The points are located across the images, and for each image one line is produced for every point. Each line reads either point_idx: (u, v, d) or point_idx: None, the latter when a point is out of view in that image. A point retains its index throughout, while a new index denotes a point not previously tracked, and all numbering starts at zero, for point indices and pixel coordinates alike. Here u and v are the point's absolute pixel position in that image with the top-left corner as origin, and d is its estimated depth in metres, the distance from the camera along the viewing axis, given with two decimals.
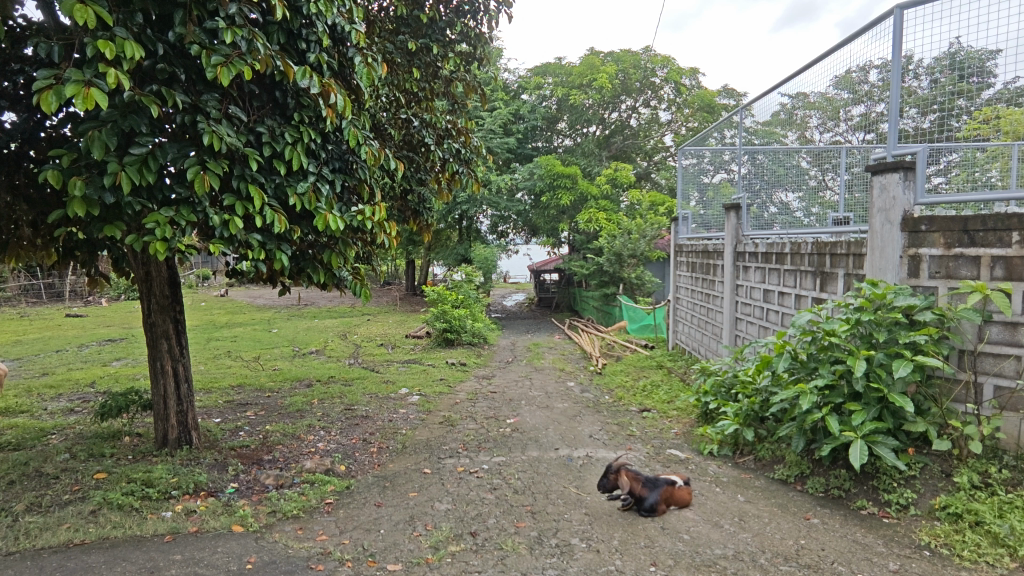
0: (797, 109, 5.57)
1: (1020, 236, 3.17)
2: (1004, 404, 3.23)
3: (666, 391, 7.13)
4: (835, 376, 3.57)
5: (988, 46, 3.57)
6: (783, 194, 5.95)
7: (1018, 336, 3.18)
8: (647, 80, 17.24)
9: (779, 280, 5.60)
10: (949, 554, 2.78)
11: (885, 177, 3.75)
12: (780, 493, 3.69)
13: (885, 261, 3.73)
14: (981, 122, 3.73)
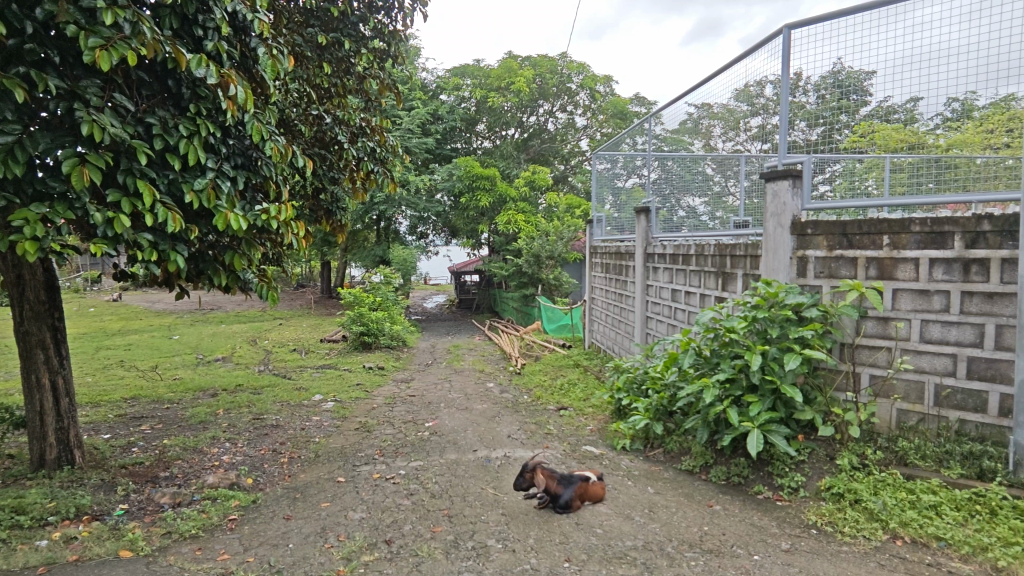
0: (702, 118, 5.86)
1: (889, 240, 3.52)
2: (878, 392, 3.56)
3: (582, 389, 7.31)
4: (735, 370, 3.79)
5: (866, 68, 3.95)
6: (691, 199, 6.26)
7: (889, 329, 3.53)
8: (563, 85, 17.62)
9: (686, 280, 5.88)
10: (833, 531, 3.02)
11: (776, 184, 4.03)
12: (687, 483, 3.87)
13: (778, 262, 4.01)
14: (858, 136, 4.06)
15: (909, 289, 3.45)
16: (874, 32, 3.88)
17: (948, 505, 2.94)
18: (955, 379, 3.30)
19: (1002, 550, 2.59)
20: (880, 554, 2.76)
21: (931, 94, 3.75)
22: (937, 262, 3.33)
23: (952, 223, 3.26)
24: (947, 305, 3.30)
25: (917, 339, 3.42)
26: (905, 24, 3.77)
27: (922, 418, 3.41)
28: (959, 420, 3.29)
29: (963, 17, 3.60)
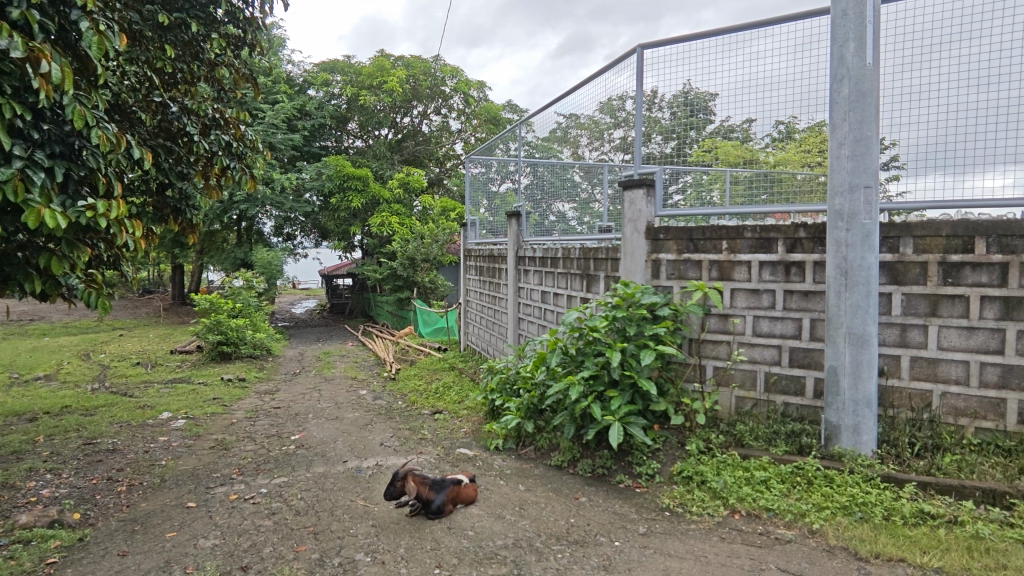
0: (570, 128, 6.10)
1: (727, 244, 3.95)
2: (720, 381, 3.96)
3: (457, 392, 7.32)
4: (597, 367, 4.00)
5: (711, 89, 4.39)
6: (561, 204, 6.50)
7: (727, 325, 3.94)
8: (437, 88, 17.51)
9: (554, 282, 6.11)
10: (683, 511, 3.28)
11: (632, 193, 4.34)
12: (556, 477, 4.02)
13: (635, 264, 4.31)
14: (705, 152, 4.42)
15: (743, 289, 3.87)
16: (719, 56, 4.33)
17: (775, 479, 3.32)
18: (780, 367, 3.76)
19: (817, 514, 2.98)
20: (722, 529, 3.05)
21: (762, 116, 4.23)
22: (765, 265, 3.79)
23: (777, 231, 3.75)
24: (773, 302, 3.76)
25: (751, 332, 3.86)
26: (739, 54, 4.26)
27: (755, 403, 3.84)
28: (784, 403, 3.75)
29: (792, 48, 4.08)
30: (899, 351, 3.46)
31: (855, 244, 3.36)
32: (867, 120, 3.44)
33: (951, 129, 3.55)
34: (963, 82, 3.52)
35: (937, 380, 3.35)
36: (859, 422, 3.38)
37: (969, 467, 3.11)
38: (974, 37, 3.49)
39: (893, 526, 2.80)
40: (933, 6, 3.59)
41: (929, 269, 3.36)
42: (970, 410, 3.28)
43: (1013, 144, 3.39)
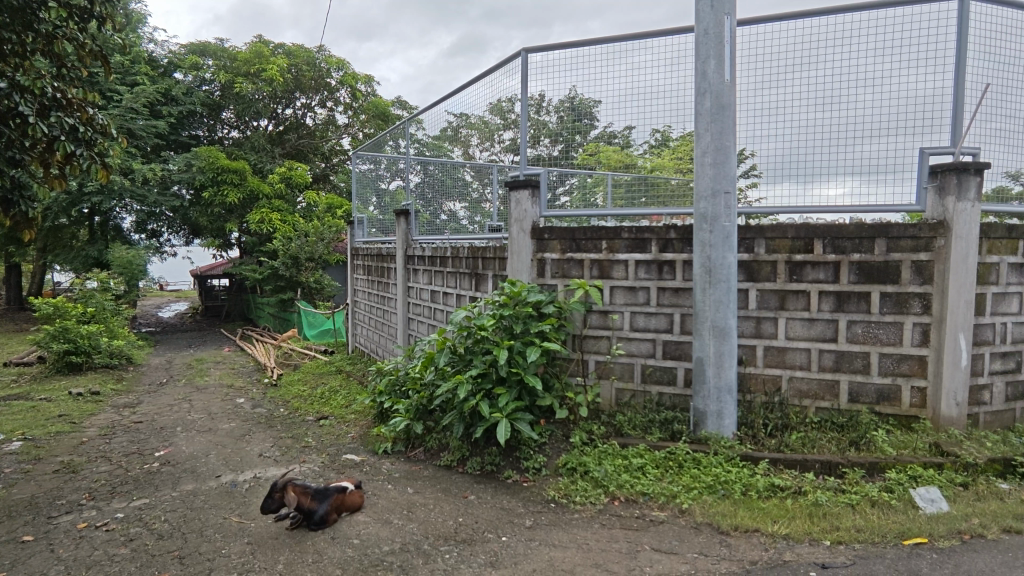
0: (461, 128, 6.07)
1: (606, 244, 4.17)
2: (601, 374, 4.21)
3: (344, 396, 7.05)
4: (486, 365, 4.03)
5: (594, 96, 4.58)
6: (451, 203, 6.46)
7: (607, 321, 4.19)
8: (321, 80, 16.72)
9: (444, 282, 6.08)
10: (567, 502, 3.39)
11: (518, 193, 4.46)
12: (445, 478, 4.00)
13: (520, 264, 4.42)
14: (590, 155, 4.63)
15: (621, 287, 4.13)
16: (600, 64, 4.53)
17: (650, 465, 3.54)
18: (655, 359, 4.04)
19: (686, 495, 3.20)
20: (602, 516, 3.19)
21: (641, 124, 4.48)
22: (640, 264, 4.06)
23: (650, 232, 4.02)
24: (648, 299, 4.05)
25: (628, 328, 4.12)
26: (616, 65, 4.50)
27: (633, 394, 4.11)
28: (658, 393, 4.04)
29: (668, 62, 4.36)
30: (755, 341, 3.83)
31: (717, 244, 3.66)
32: (726, 131, 3.74)
33: (796, 143, 3.99)
34: (805, 101, 3.97)
35: (785, 366, 3.77)
36: (722, 407, 3.68)
37: (811, 442, 3.51)
38: (813, 62, 3.94)
39: (749, 500, 3.09)
40: (780, 32, 4.00)
41: (778, 267, 3.76)
42: (812, 392, 3.72)
43: (846, 158, 3.88)
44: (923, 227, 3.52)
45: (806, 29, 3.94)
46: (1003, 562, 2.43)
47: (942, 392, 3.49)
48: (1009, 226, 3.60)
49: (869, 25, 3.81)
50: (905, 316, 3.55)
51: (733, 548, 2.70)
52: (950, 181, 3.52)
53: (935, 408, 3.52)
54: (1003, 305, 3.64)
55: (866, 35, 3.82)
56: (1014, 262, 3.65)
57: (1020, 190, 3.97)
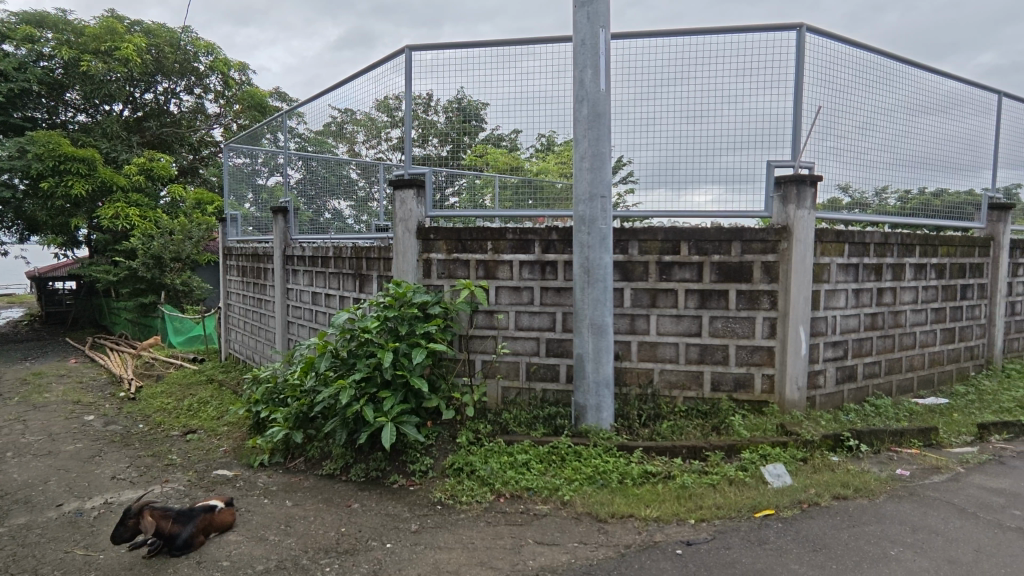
0: (346, 123, 5.81)
1: (492, 245, 4.27)
2: (488, 373, 4.32)
3: (216, 407, 6.52)
4: (369, 369, 3.91)
5: (482, 98, 4.63)
6: (336, 201, 6.20)
7: (493, 320, 4.30)
8: (187, 64, 15.31)
9: (326, 283, 5.81)
10: (453, 503, 3.38)
11: (403, 193, 4.40)
12: (326, 487, 3.83)
13: (406, 264, 4.36)
14: (478, 156, 4.67)
15: (506, 287, 4.26)
16: (487, 66, 4.59)
17: (534, 460, 3.62)
18: (539, 356, 4.23)
19: (567, 487, 3.32)
20: (488, 514, 3.22)
21: (527, 128, 4.59)
22: (524, 264, 4.22)
23: (533, 233, 4.19)
24: (532, 298, 4.22)
25: (513, 327, 4.27)
26: (501, 70, 4.58)
27: (519, 392, 4.27)
28: (543, 389, 4.23)
29: (553, 69, 4.50)
30: (629, 337, 4.07)
31: (595, 245, 3.82)
32: (602, 138, 3.89)
33: (668, 152, 4.28)
34: (675, 114, 4.28)
35: (657, 359, 4.05)
36: (600, 400, 3.86)
37: (679, 430, 3.79)
38: (680, 79, 4.26)
39: (625, 487, 3.26)
40: (649, 48, 4.27)
41: (650, 267, 4.02)
42: (680, 382, 4.03)
43: (711, 167, 4.23)
44: (770, 232, 3.94)
45: (672, 46, 4.25)
46: (833, 525, 2.77)
47: (786, 378, 3.93)
48: (838, 232, 4.12)
49: (725, 46, 4.19)
50: (757, 311, 3.96)
51: (610, 534, 2.84)
52: (792, 191, 3.96)
53: (781, 393, 3.96)
54: (834, 300, 4.17)
55: (723, 56, 4.20)
56: (842, 263, 4.19)
57: (848, 200, 4.56)
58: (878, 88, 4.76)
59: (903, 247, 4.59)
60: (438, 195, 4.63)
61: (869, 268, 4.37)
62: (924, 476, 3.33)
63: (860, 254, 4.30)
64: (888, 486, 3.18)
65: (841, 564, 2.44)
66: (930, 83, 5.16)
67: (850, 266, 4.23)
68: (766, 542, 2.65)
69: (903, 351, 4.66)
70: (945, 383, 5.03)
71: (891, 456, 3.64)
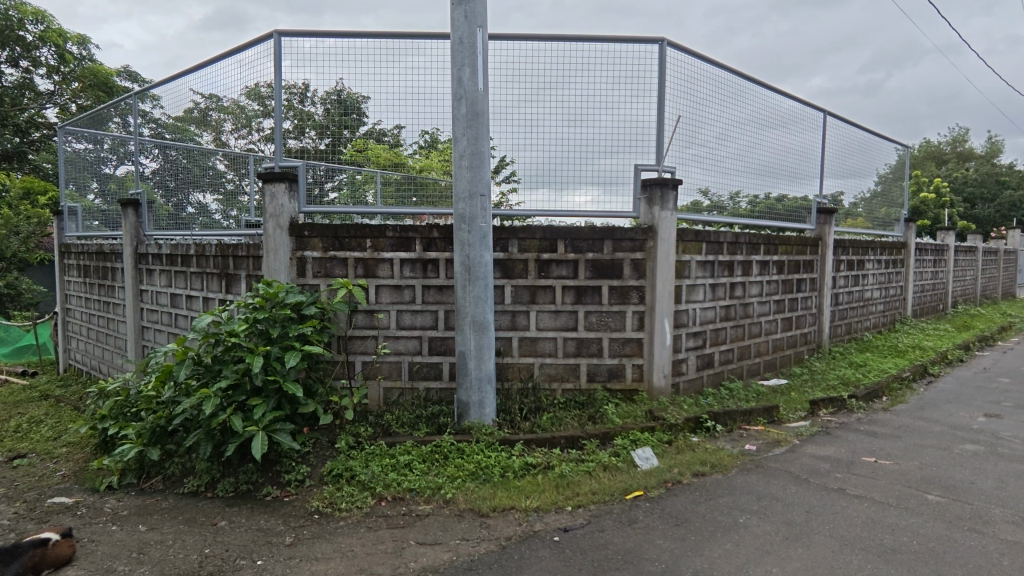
0: (211, 110, 5.34)
1: (371, 242, 4.16)
2: (368, 374, 4.21)
3: (51, 427, 5.70)
4: (237, 375, 3.63)
5: (363, 92, 4.46)
6: (201, 194, 5.68)
7: (373, 320, 4.20)
8: (10, 32, 13.27)
9: (187, 283, 5.31)
10: (332, 511, 3.21)
11: (273, 186, 4.15)
12: (188, 507, 3.48)
13: (277, 262, 4.12)
14: (358, 151, 4.50)
15: (387, 285, 4.18)
16: (367, 59, 4.44)
17: (417, 460, 3.57)
18: (421, 356, 4.22)
19: (450, 484, 3.32)
20: (369, 519, 3.11)
21: (410, 124, 4.50)
22: (405, 263, 4.17)
23: (414, 231, 4.15)
24: (414, 297, 4.19)
25: (395, 326, 4.21)
26: (378, 64, 4.45)
27: (401, 392, 4.22)
28: (426, 388, 4.22)
29: (435, 66, 4.50)
30: (510, 333, 4.15)
31: (475, 244, 3.84)
32: (481, 137, 3.87)
33: (547, 154, 4.42)
34: (552, 117, 4.42)
35: (537, 354, 4.18)
36: (483, 397, 3.89)
37: (558, 421, 3.93)
38: (556, 83, 4.41)
39: (507, 480, 3.33)
40: (526, 51, 4.36)
41: (529, 265, 4.13)
42: (558, 375, 4.20)
43: (588, 169, 4.43)
44: (638, 231, 4.22)
45: (548, 51, 4.39)
46: (694, 501, 3.03)
47: (654, 367, 4.25)
48: (696, 231, 4.50)
49: (597, 54, 4.41)
50: (627, 305, 4.23)
51: (491, 528, 2.88)
52: (656, 194, 4.26)
53: (650, 380, 4.28)
54: (694, 294, 4.55)
55: (595, 63, 4.42)
56: (700, 260, 4.58)
57: (707, 203, 5.00)
58: (730, 102, 5.26)
59: (751, 245, 5.12)
60: (316, 190, 4.40)
61: (723, 265, 4.82)
62: (768, 449, 3.74)
63: (715, 252, 4.73)
64: (739, 461, 3.53)
65: (698, 535, 2.67)
66: (772, 99, 5.78)
67: (707, 263, 4.64)
68: (636, 522, 2.83)
69: (751, 339, 5.21)
70: (784, 366, 5.70)
71: (741, 433, 4.04)
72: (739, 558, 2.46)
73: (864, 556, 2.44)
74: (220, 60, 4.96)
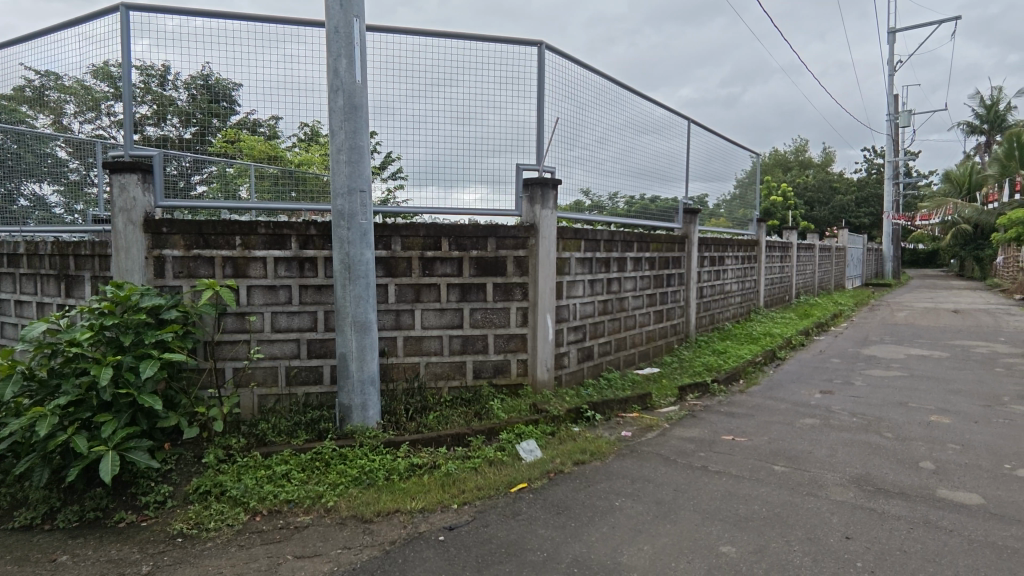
0: (46, 89, 4.65)
1: (240, 240, 3.87)
2: (239, 381, 3.92)
3: None
4: (81, 390, 3.20)
5: (233, 79, 4.12)
6: (37, 184, 4.98)
7: (244, 324, 3.91)
8: None
9: (16, 286, 4.62)
10: (198, 532, 2.91)
11: (123, 177, 3.70)
12: (18, 544, 2.96)
13: (130, 262, 3.70)
14: (228, 143, 4.31)
15: (259, 286, 3.91)
16: (237, 41, 4.09)
17: (295, 470, 3.37)
18: (299, 359, 4.00)
19: (332, 493, 3.16)
20: (241, 536, 2.87)
21: (288, 115, 4.25)
22: (279, 261, 3.93)
23: (289, 228, 3.92)
24: (290, 297, 3.96)
25: (269, 329, 3.95)
26: (247, 48, 4.12)
27: (277, 399, 3.98)
28: (305, 393, 4.02)
29: (312, 55, 4.27)
30: (394, 333, 4.06)
31: (355, 241, 3.70)
32: (360, 131, 3.74)
33: (431, 151, 4.36)
34: (435, 114, 4.37)
35: (422, 353, 4.13)
36: (366, 399, 3.77)
37: (445, 419, 3.91)
38: (439, 81, 4.37)
39: (392, 483, 3.25)
40: (406, 43, 4.26)
41: (413, 263, 4.06)
42: (444, 373, 4.18)
43: (472, 167, 4.44)
44: (520, 229, 4.31)
45: (428, 47, 4.33)
46: (573, 488, 3.15)
47: (537, 361, 4.38)
48: (575, 230, 4.68)
49: (478, 53, 4.45)
50: (511, 302, 4.31)
51: (374, 534, 2.80)
52: (537, 193, 4.36)
53: (533, 374, 4.40)
54: (574, 290, 4.74)
55: (476, 62, 4.44)
56: (579, 258, 4.77)
57: (588, 203, 5.22)
58: (607, 107, 5.51)
59: (625, 243, 5.42)
60: (182, 182, 4.18)
61: (601, 262, 5.06)
62: (641, 434, 3.99)
63: (594, 249, 4.95)
64: (615, 447, 3.73)
65: (578, 521, 2.79)
66: (644, 106, 6.14)
67: (586, 260, 4.85)
68: (519, 514, 2.89)
69: (627, 331, 5.53)
70: (657, 355, 6.12)
71: (618, 421, 4.28)
72: (614, 540, 2.59)
73: (721, 526, 2.68)
74: (59, 29, 4.30)
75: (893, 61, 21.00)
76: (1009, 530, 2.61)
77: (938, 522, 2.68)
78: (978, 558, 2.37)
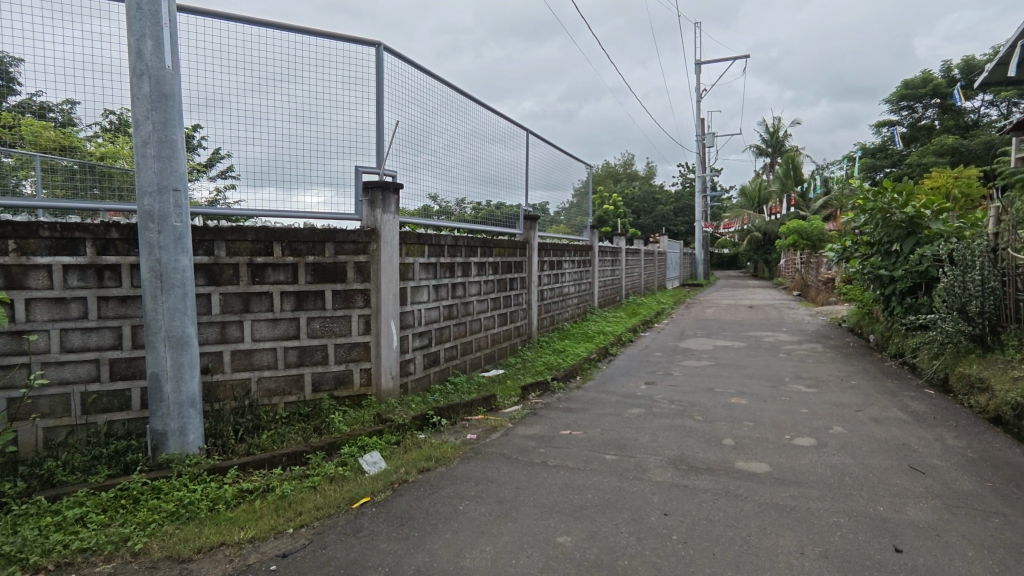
0: None
1: (15, 244, 3.24)
2: (16, 415, 3.27)
3: None
4: None
5: (12, 52, 3.46)
6: None
7: (22, 344, 3.29)
8: None
9: None
10: None
11: None
12: None
13: None
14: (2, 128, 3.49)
15: (43, 299, 3.31)
16: (17, 8, 3.44)
17: (93, 512, 2.89)
18: (99, 383, 3.46)
19: (140, 534, 2.74)
20: None
21: (88, 100, 3.66)
22: (69, 269, 3.36)
23: (83, 230, 3.38)
24: (85, 312, 3.41)
25: (57, 349, 3.36)
26: (27, 17, 3.47)
27: (70, 431, 3.40)
28: (107, 422, 3.48)
29: (114, 34, 3.72)
30: (220, 347, 3.68)
31: (168, 246, 3.29)
32: (172, 122, 3.34)
33: (264, 148, 4.03)
34: (269, 110, 4.05)
35: (252, 368, 3.79)
36: (184, 423, 3.36)
37: (280, 437, 3.64)
38: (272, 75, 4.05)
39: (216, 514, 2.93)
40: (232, 31, 3.90)
41: (240, 270, 3.71)
42: (279, 389, 3.89)
43: (310, 168, 4.18)
44: (360, 234, 4.16)
45: (259, 37, 4.00)
46: (418, 497, 3.11)
47: (381, 369, 4.27)
48: (418, 235, 4.64)
49: (313, 49, 4.20)
50: (352, 309, 4.15)
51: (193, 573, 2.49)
52: (378, 196, 4.23)
53: (378, 384, 4.28)
54: (418, 296, 4.69)
55: (312, 58, 4.19)
56: (423, 263, 4.73)
57: (435, 208, 5.23)
58: (451, 115, 5.53)
59: (469, 248, 5.49)
60: None
61: (445, 267, 5.07)
62: (485, 436, 4.07)
63: (438, 254, 4.94)
64: (460, 450, 3.76)
65: (421, 530, 2.75)
66: (487, 116, 6.28)
67: (429, 265, 4.82)
68: (361, 530, 2.78)
69: (472, 334, 5.61)
70: (502, 357, 6.29)
71: (464, 424, 4.32)
72: (458, 545, 2.60)
73: (558, 518, 2.82)
74: None
75: (700, 89, 23.94)
76: (788, 491, 3.09)
77: (736, 491, 3.09)
78: (765, 518, 2.77)
